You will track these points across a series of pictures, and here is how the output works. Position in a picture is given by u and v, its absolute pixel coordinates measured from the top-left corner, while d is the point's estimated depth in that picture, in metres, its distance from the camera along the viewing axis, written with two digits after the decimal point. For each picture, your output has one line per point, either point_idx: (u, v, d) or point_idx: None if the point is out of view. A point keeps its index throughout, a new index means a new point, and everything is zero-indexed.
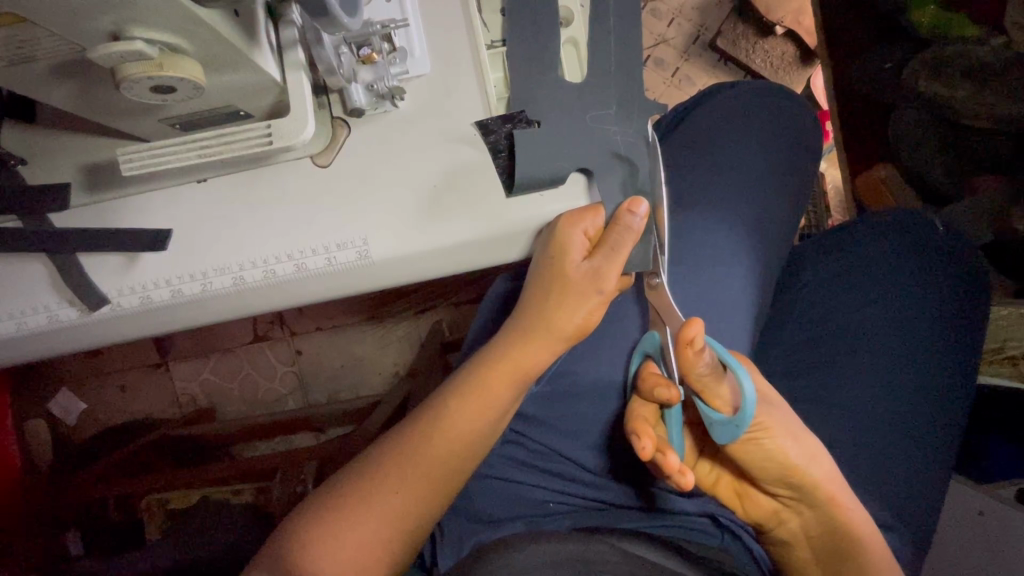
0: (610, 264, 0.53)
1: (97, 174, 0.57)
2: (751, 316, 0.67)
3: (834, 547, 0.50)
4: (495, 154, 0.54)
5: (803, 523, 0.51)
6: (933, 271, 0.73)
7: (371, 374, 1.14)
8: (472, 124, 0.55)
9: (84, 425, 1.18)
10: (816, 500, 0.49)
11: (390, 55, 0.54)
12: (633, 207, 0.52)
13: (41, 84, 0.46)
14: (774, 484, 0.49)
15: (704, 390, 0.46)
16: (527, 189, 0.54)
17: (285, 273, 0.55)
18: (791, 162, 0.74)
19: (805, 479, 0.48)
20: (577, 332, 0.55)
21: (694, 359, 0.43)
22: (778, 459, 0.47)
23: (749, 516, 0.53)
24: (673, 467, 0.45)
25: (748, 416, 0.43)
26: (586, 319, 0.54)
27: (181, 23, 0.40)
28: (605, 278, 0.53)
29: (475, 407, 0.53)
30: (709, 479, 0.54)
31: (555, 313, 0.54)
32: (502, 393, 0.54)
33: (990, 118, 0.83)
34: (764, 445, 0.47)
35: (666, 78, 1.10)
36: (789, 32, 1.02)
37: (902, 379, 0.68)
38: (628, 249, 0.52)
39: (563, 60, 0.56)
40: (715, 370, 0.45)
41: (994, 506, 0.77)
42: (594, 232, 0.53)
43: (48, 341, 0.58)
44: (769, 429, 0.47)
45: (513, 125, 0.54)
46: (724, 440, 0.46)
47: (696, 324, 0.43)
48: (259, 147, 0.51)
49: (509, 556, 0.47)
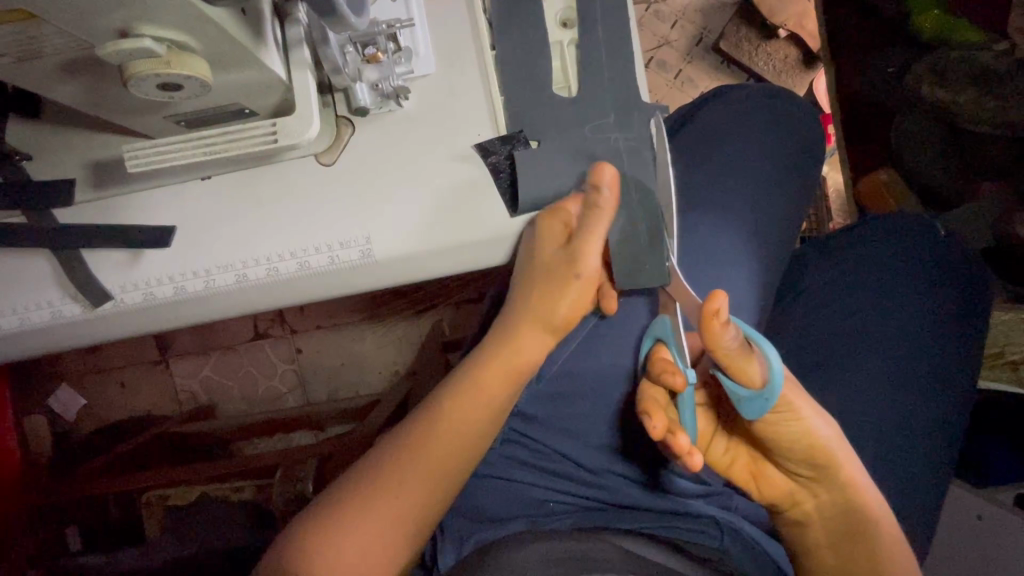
0: (586, 249, 0.54)
1: (102, 170, 0.57)
2: (752, 319, 0.67)
3: (848, 529, 0.51)
4: (496, 174, 0.54)
5: (818, 505, 0.52)
6: (932, 275, 0.73)
7: (371, 373, 1.14)
8: (472, 145, 0.55)
9: (83, 421, 1.18)
10: (837, 481, 0.50)
11: (395, 55, 0.54)
12: (598, 178, 0.52)
13: (48, 81, 0.46)
14: (799, 464, 0.50)
15: (732, 366, 0.45)
16: (531, 208, 0.54)
17: (288, 271, 0.56)
18: (792, 166, 0.74)
19: (832, 461, 0.49)
20: (566, 321, 0.57)
21: (720, 333, 0.43)
22: (806, 440, 0.48)
23: (763, 497, 0.53)
24: (683, 448, 0.45)
25: (778, 388, 0.44)
26: (573, 306, 0.56)
27: (191, 21, 0.40)
28: (584, 263, 0.54)
29: (471, 399, 0.54)
30: (725, 460, 0.53)
31: (541, 304, 0.56)
32: (500, 384, 0.55)
33: (993, 124, 0.82)
34: (791, 427, 0.48)
35: (669, 80, 1.10)
36: (793, 35, 1.02)
37: (903, 383, 0.68)
38: (602, 227, 0.53)
39: (557, 72, 0.56)
40: (743, 347, 0.44)
41: (992, 509, 0.77)
42: (571, 222, 0.54)
43: (49, 336, 0.58)
44: (796, 411, 0.47)
45: (513, 147, 0.55)
46: (752, 416, 0.46)
47: (720, 296, 0.43)
48: (265, 146, 0.51)
49: (512, 554, 0.48)
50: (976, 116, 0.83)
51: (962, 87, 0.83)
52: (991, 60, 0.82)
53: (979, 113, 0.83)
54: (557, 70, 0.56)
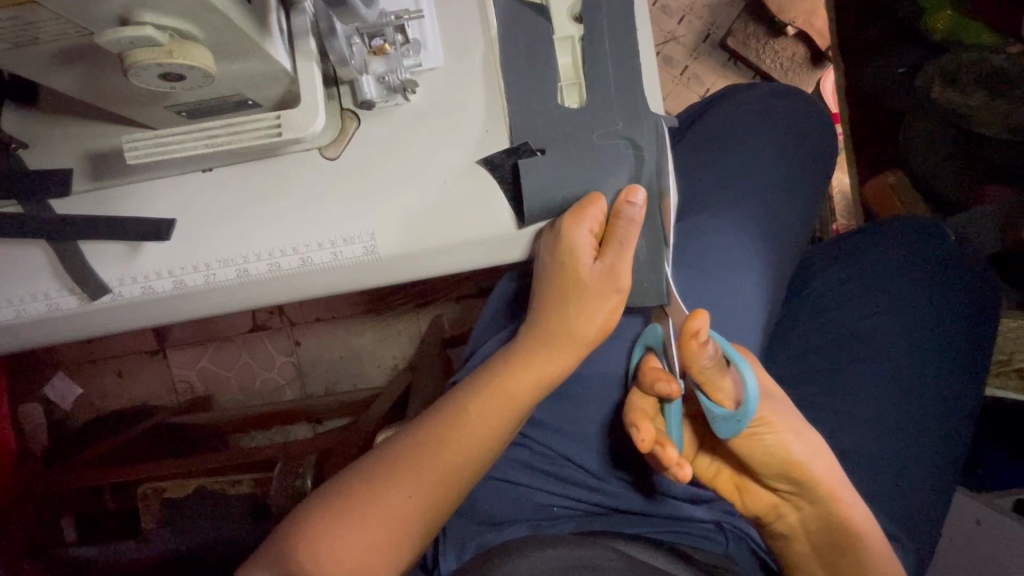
0: (622, 261, 0.52)
1: (98, 161, 0.56)
2: (760, 323, 0.66)
3: (833, 540, 0.50)
4: (502, 183, 0.53)
5: (801, 517, 0.51)
6: (944, 281, 0.72)
7: (371, 366, 1.13)
8: (478, 161, 0.53)
9: (79, 409, 1.17)
10: (819, 496, 0.49)
11: (404, 47, 0.52)
12: (631, 197, 0.51)
13: (45, 68, 0.44)
14: (777, 479, 0.49)
15: (706, 382, 0.46)
16: (538, 217, 0.53)
17: (291, 266, 0.55)
18: (802, 169, 0.73)
19: (809, 474, 0.48)
20: (600, 335, 0.54)
21: (698, 352, 0.43)
22: (779, 455, 0.47)
23: (748, 510, 0.53)
24: (672, 460, 0.45)
25: (750, 411, 0.44)
26: (607, 321, 0.53)
27: (194, 10, 0.39)
28: (619, 277, 0.52)
29: (495, 412, 0.52)
30: (710, 472, 0.53)
31: (576, 320, 0.53)
32: (522, 398, 0.53)
33: (1002, 126, 0.83)
34: (766, 440, 0.47)
35: (675, 76, 1.07)
36: (801, 33, 1.00)
37: (909, 388, 0.67)
38: (636, 241, 0.51)
39: (562, 81, 0.54)
40: (719, 364, 0.45)
41: (994, 515, 0.77)
42: (599, 227, 0.52)
43: (45, 330, 0.57)
44: (771, 425, 0.47)
45: (517, 157, 0.53)
46: (725, 435, 0.46)
47: (701, 315, 0.43)
48: (270, 138, 0.50)
49: (516, 560, 0.46)
50: (989, 119, 0.84)
51: (972, 90, 0.83)
52: (1006, 62, 0.81)
53: (992, 116, 0.83)
54: (568, 67, 0.55)
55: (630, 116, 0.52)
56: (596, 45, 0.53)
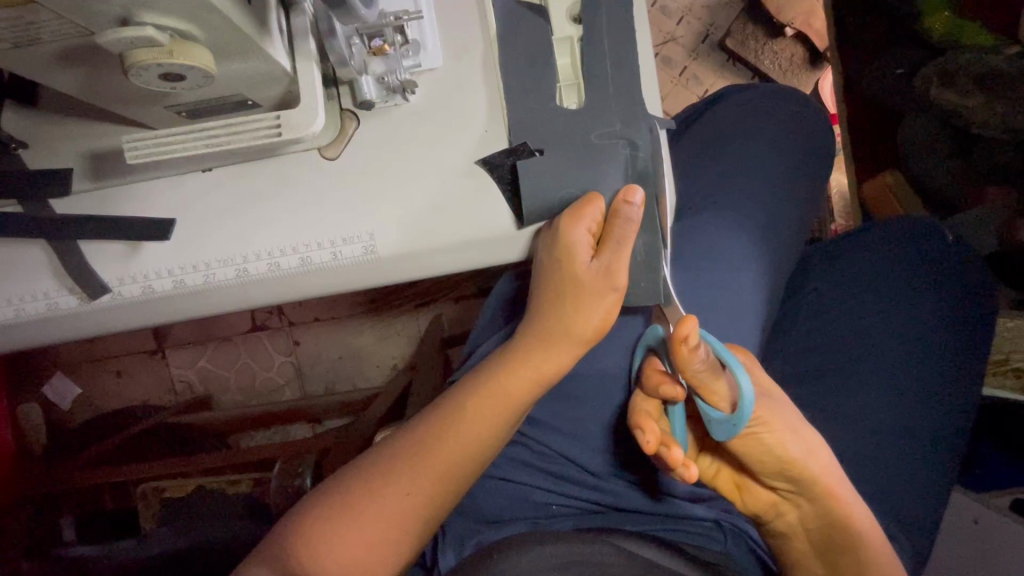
0: (619, 260, 0.52)
1: (98, 161, 0.56)
2: (758, 323, 0.66)
3: (832, 538, 0.51)
4: (501, 183, 0.53)
5: (800, 515, 0.51)
6: (942, 281, 0.72)
7: (370, 367, 1.13)
8: (477, 161, 0.54)
9: (78, 409, 1.17)
10: (817, 494, 0.49)
11: (403, 48, 0.53)
12: (629, 197, 0.51)
13: (46, 68, 0.45)
14: (775, 478, 0.49)
15: (702, 386, 0.46)
16: (538, 218, 0.53)
17: (291, 266, 0.55)
18: (800, 169, 0.73)
19: (806, 473, 0.48)
20: (597, 334, 0.54)
21: (689, 356, 0.44)
22: (777, 454, 0.48)
23: (747, 508, 0.53)
24: (678, 461, 0.45)
25: (745, 415, 0.44)
26: (604, 320, 0.53)
27: (194, 10, 0.39)
28: (617, 276, 0.52)
29: (493, 411, 0.52)
30: (710, 472, 0.54)
31: (574, 319, 0.53)
32: (520, 396, 0.53)
33: (1000, 127, 0.83)
34: (763, 439, 0.47)
35: (674, 76, 1.08)
36: (800, 34, 1.02)
37: (906, 386, 0.68)
38: (633, 240, 0.51)
39: (561, 82, 0.54)
40: (713, 367, 0.45)
41: (992, 515, 0.77)
42: (598, 226, 0.52)
43: (45, 329, 0.57)
44: (769, 424, 0.47)
45: (516, 158, 0.53)
46: (723, 438, 0.46)
47: (691, 321, 0.43)
48: (269, 139, 0.50)
49: (515, 558, 0.47)
50: (984, 119, 0.83)
51: (969, 90, 0.82)
52: (1002, 63, 0.81)
53: (988, 117, 0.83)
54: (567, 68, 0.55)
55: (628, 117, 0.52)
56: (595, 45, 0.53)
